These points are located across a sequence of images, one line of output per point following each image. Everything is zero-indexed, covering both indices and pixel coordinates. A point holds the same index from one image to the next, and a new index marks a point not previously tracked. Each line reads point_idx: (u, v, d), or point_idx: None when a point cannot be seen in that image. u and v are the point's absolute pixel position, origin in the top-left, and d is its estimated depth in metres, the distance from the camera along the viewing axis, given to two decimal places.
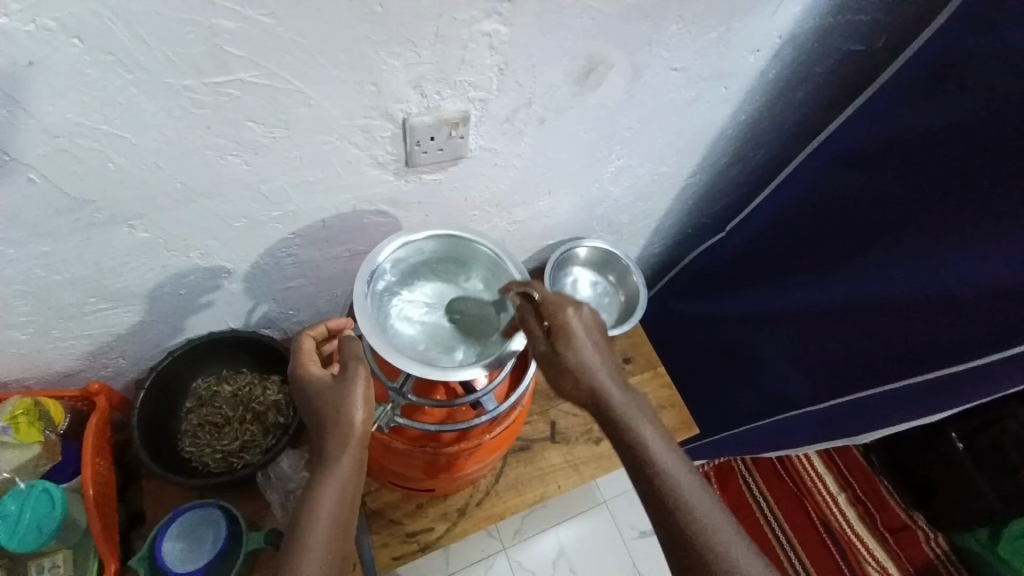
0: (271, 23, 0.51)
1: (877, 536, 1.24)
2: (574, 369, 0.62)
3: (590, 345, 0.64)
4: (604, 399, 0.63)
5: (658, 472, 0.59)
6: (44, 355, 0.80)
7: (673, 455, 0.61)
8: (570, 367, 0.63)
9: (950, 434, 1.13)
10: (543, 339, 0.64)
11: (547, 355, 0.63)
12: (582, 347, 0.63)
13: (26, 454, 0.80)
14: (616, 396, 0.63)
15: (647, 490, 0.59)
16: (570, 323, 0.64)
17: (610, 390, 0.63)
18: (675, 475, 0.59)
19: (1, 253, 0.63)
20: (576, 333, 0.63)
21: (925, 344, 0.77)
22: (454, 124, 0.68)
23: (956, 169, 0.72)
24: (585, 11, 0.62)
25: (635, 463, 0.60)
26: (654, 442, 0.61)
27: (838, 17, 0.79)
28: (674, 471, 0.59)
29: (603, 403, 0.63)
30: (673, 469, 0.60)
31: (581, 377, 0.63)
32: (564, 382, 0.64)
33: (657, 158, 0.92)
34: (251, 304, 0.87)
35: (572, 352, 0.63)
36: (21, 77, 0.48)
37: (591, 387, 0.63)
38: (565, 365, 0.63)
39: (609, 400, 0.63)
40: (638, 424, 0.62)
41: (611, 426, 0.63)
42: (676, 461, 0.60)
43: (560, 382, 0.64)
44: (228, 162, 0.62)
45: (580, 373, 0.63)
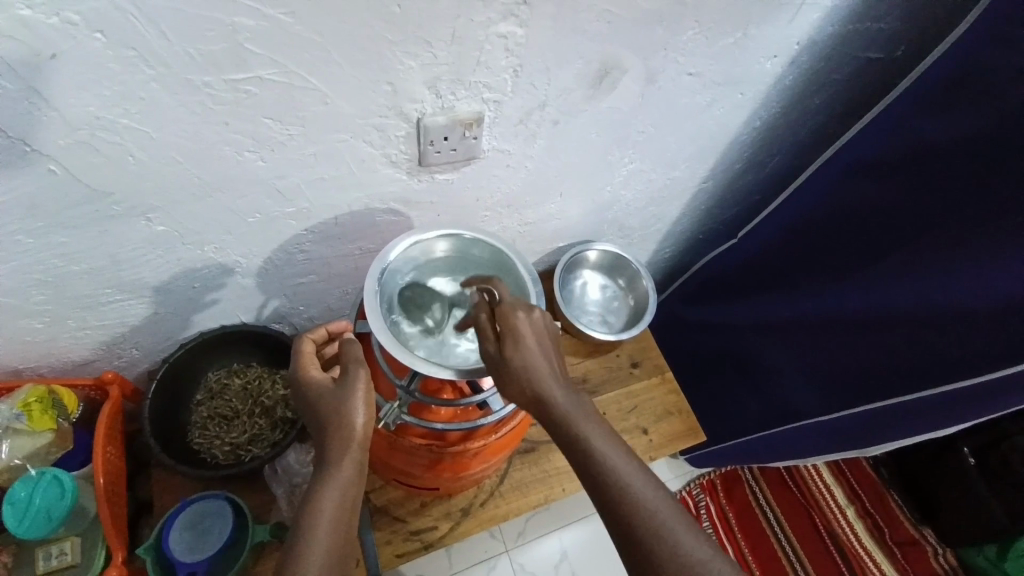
0: (290, 22, 0.51)
1: (885, 550, 1.22)
2: (519, 373, 0.57)
3: (534, 346, 0.59)
4: (552, 404, 0.57)
5: (614, 480, 0.54)
6: (58, 345, 0.80)
7: (631, 462, 0.56)
8: (514, 370, 0.58)
9: (962, 449, 1.12)
10: (494, 343, 0.60)
11: (496, 359, 0.59)
12: (527, 349, 0.58)
13: (39, 441, 0.81)
14: (563, 402, 0.57)
15: (602, 500, 0.55)
16: (520, 323, 0.59)
17: (560, 395, 0.58)
18: (631, 482, 0.54)
19: (20, 242, 0.63)
20: (524, 333, 0.59)
21: (938, 358, 0.76)
22: (468, 125, 0.69)
23: (974, 181, 0.72)
24: (602, 14, 0.62)
25: (587, 472, 0.55)
26: (609, 450, 0.56)
27: (856, 25, 0.79)
28: (630, 478, 0.55)
29: (550, 409, 0.57)
30: (629, 475, 0.55)
31: (526, 383, 0.58)
32: (510, 387, 0.58)
33: (670, 163, 0.91)
34: (262, 299, 0.88)
35: (520, 353, 0.58)
36: (45, 69, 0.48)
37: (534, 393, 0.58)
38: (510, 369, 0.58)
39: (556, 406, 0.57)
40: (591, 432, 0.56)
41: (561, 435, 0.57)
42: (634, 466, 0.56)
43: (508, 388, 0.59)
44: (245, 157, 0.63)
45: (524, 378, 0.57)
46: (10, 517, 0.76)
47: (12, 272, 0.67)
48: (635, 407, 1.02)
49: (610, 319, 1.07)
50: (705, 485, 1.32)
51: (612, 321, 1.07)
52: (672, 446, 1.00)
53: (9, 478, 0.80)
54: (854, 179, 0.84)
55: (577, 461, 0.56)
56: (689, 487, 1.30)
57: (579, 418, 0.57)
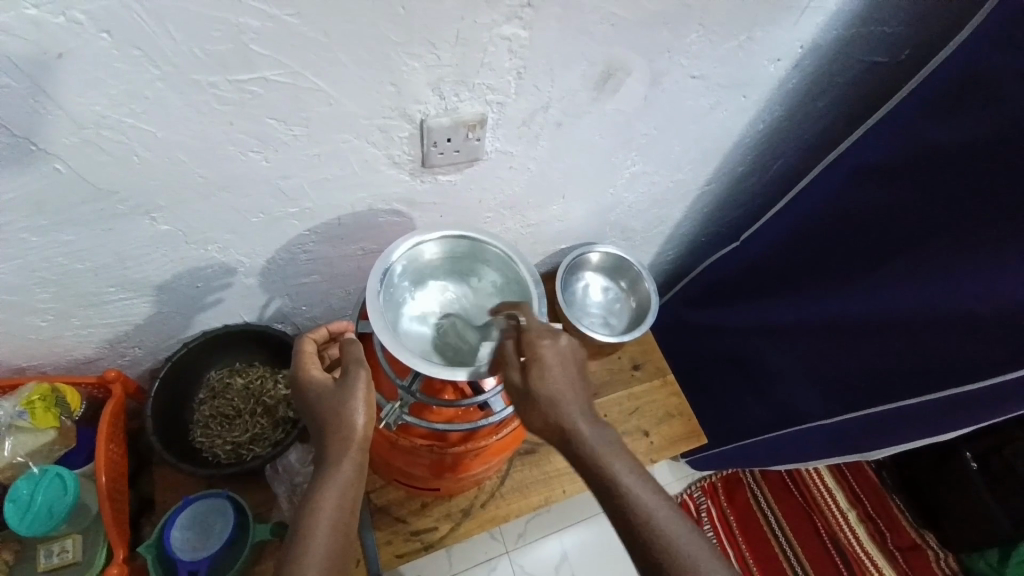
0: (296, 23, 0.51)
1: (886, 554, 1.22)
2: (544, 403, 0.57)
3: (560, 376, 0.59)
4: (578, 438, 0.57)
5: (641, 515, 0.55)
6: (62, 342, 0.81)
7: (658, 496, 0.56)
8: (540, 401, 0.57)
9: (964, 454, 1.11)
10: (516, 370, 0.60)
11: (519, 387, 0.59)
12: (552, 378, 0.58)
13: (42, 438, 0.81)
14: (590, 436, 0.57)
15: (630, 535, 0.55)
16: (545, 351, 0.59)
17: (586, 428, 0.57)
18: (659, 517, 0.55)
19: (25, 240, 0.64)
20: (550, 362, 0.59)
21: (940, 362, 0.76)
22: (472, 126, 0.69)
23: (979, 185, 0.71)
24: (606, 16, 0.62)
25: (615, 506, 0.56)
26: (636, 484, 0.56)
27: (861, 28, 0.78)
28: (657, 513, 0.55)
29: (576, 444, 0.57)
30: (656, 509, 0.55)
31: (552, 415, 0.57)
32: (535, 417, 0.58)
33: (674, 165, 0.91)
34: (265, 298, 0.88)
35: (544, 383, 0.58)
36: (52, 68, 0.49)
37: (560, 425, 0.57)
38: (535, 400, 0.58)
39: (584, 440, 0.57)
40: (617, 465, 0.56)
41: (588, 470, 0.57)
42: (661, 501, 0.56)
43: (532, 419, 0.59)
44: (249, 157, 0.63)
45: (550, 410, 0.57)
46: (12, 515, 0.76)
47: (17, 269, 0.67)
48: (636, 410, 1.02)
49: (612, 321, 1.07)
50: (706, 487, 1.31)
51: (614, 323, 1.07)
52: (673, 449, 1.00)
53: (11, 475, 0.81)
54: (858, 182, 0.84)
55: (604, 496, 0.56)
56: (689, 490, 1.30)
57: (606, 451, 0.57)
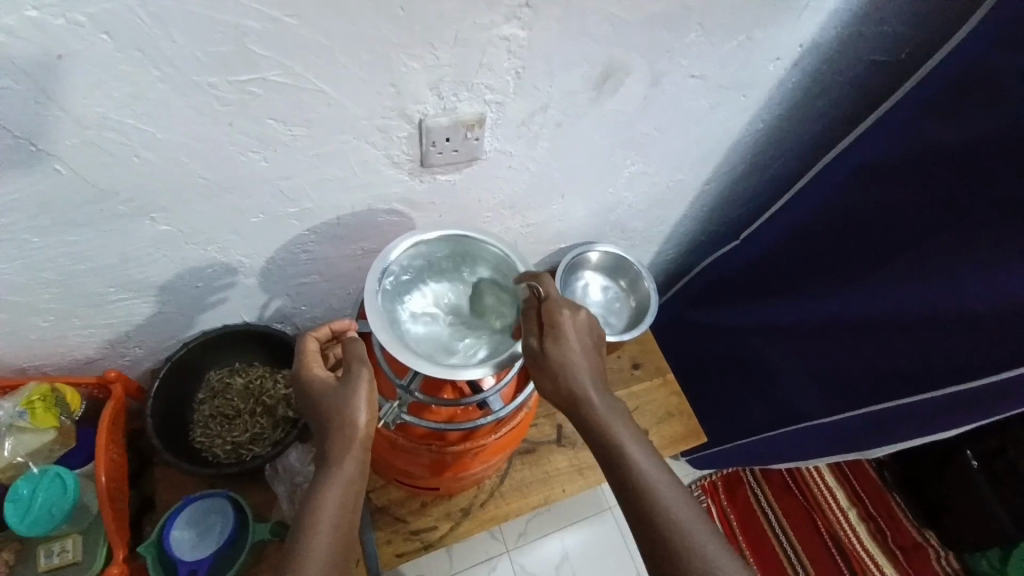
0: (296, 24, 0.51)
1: (887, 553, 1.22)
2: (558, 371, 0.62)
3: (576, 347, 0.63)
4: (591, 409, 0.61)
5: (642, 484, 0.58)
6: (64, 343, 0.81)
7: (658, 467, 0.60)
8: (555, 369, 0.62)
9: (966, 454, 1.11)
10: (538, 337, 0.64)
11: (536, 353, 0.63)
12: (571, 348, 0.63)
13: (43, 438, 0.81)
14: (600, 406, 0.62)
15: (630, 504, 0.58)
16: (564, 322, 0.63)
17: (596, 399, 0.62)
18: (659, 487, 0.58)
19: (26, 240, 0.64)
20: (568, 334, 0.63)
21: (942, 362, 0.76)
22: (471, 126, 0.69)
23: (979, 184, 0.71)
24: (607, 17, 0.62)
25: (619, 475, 0.60)
26: (638, 454, 0.60)
27: (861, 27, 0.78)
28: (658, 482, 0.58)
29: (586, 412, 0.62)
30: (657, 480, 0.58)
31: (565, 383, 0.62)
32: (551, 386, 0.62)
33: (674, 164, 0.91)
34: (265, 298, 0.88)
35: (561, 352, 0.62)
36: (52, 68, 0.49)
37: (573, 394, 0.62)
38: (552, 366, 0.62)
39: (594, 409, 0.61)
40: (623, 434, 0.61)
41: (596, 438, 0.61)
42: (662, 473, 0.59)
43: (546, 387, 0.63)
44: (249, 158, 0.63)
45: (563, 379, 0.62)
46: (13, 514, 0.77)
47: (18, 270, 0.67)
48: (636, 409, 1.02)
49: (612, 320, 1.06)
50: (707, 487, 1.32)
51: (614, 322, 1.06)
52: (673, 448, 1.00)
53: (12, 476, 0.81)
54: (858, 181, 0.84)
55: (609, 464, 0.60)
56: (690, 490, 1.30)
57: (613, 422, 0.61)
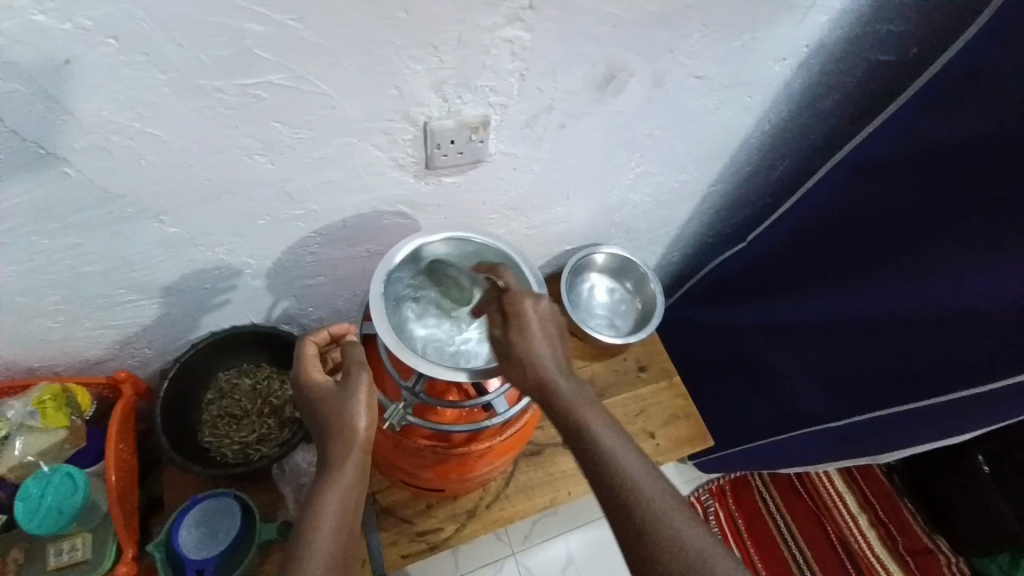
0: (298, 27, 0.52)
1: (897, 558, 1.21)
2: (524, 361, 0.60)
3: (540, 336, 0.61)
4: (559, 398, 0.59)
5: (613, 472, 0.56)
6: (73, 344, 0.82)
7: (630, 452, 0.57)
8: (520, 359, 0.60)
9: (975, 457, 1.10)
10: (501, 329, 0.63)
11: (502, 346, 0.62)
12: (534, 337, 0.61)
13: (51, 439, 0.82)
14: (569, 394, 0.59)
15: (603, 492, 0.56)
16: (525, 311, 0.62)
17: (564, 387, 0.60)
18: (629, 472, 0.55)
19: (36, 243, 0.65)
20: (529, 322, 0.62)
21: (950, 364, 0.75)
22: (475, 128, 0.69)
23: (987, 184, 0.71)
24: (607, 17, 0.62)
25: (590, 463, 0.57)
26: (609, 439, 0.57)
27: (867, 27, 0.78)
28: (629, 469, 0.56)
29: (555, 402, 0.59)
30: (628, 465, 0.56)
31: (531, 370, 0.60)
32: (517, 377, 0.61)
33: (679, 165, 0.91)
34: (272, 299, 0.89)
35: (525, 341, 0.61)
36: (59, 73, 0.49)
37: (540, 381, 0.60)
38: (517, 357, 0.61)
39: (562, 397, 0.59)
40: (592, 420, 0.58)
41: (565, 427, 0.59)
42: (633, 457, 0.57)
43: (514, 379, 0.61)
44: (254, 161, 0.64)
45: (529, 368, 0.60)
46: (23, 513, 0.78)
47: (27, 272, 0.68)
48: (641, 411, 1.02)
49: (618, 322, 1.07)
50: (715, 491, 1.31)
51: (620, 324, 1.07)
52: (678, 451, 1.00)
53: (21, 474, 0.82)
54: (865, 182, 0.84)
55: (580, 453, 0.58)
56: (697, 493, 1.30)
57: (582, 409, 0.58)
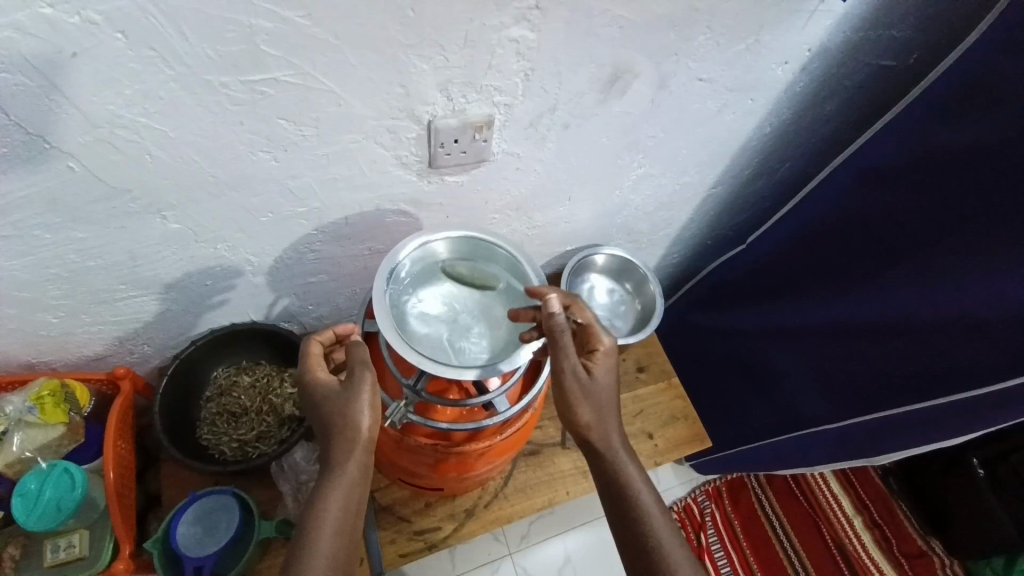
0: (307, 24, 0.52)
1: (892, 561, 1.21)
2: (596, 403, 0.63)
3: (612, 383, 0.65)
4: (615, 458, 0.64)
5: (651, 535, 0.61)
6: (73, 339, 0.82)
7: (667, 521, 0.62)
8: (592, 399, 0.63)
9: (971, 461, 1.11)
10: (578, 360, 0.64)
11: (579, 377, 0.63)
12: (609, 382, 0.64)
13: (50, 434, 0.82)
14: (623, 454, 0.64)
15: (634, 552, 0.61)
16: (606, 353, 0.65)
17: (620, 447, 0.64)
18: (664, 538, 0.61)
19: (38, 237, 0.64)
20: (608, 364, 0.65)
21: (947, 366, 0.75)
22: (479, 127, 0.69)
23: (986, 189, 0.71)
24: (614, 19, 0.62)
25: (630, 524, 0.62)
26: (651, 506, 0.62)
27: (869, 32, 0.79)
28: (665, 537, 0.61)
29: (610, 460, 0.64)
30: (664, 532, 0.61)
31: (591, 409, 0.63)
32: (583, 416, 0.63)
33: (681, 167, 0.91)
34: (273, 297, 0.88)
35: (603, 383, 0.64)
36: (66, 67, 0.49)
37: (591, 422, 0.64)
38: (591, 395, 0.63)
39: (617, 457, 0.64)
40: (639, 486, 0.63)
41: (612, 487, 0.63)
42: (667, 525, 0.62)
43: (578, 420, 0.64)
44: (258, 157, 0.64)
45: (599, 412, 0.64)
46: (20, 509, 0.77)
47: (27, 266, 0.68)
48: (641, 412, 1.02)
49: (618, 323, 1.06)
50: (710, 492, 1.31)
51: (619, 325, 1.06)
52: (677, 452, 1.00)
53: (20, 469, 0.82)
54: (864, 186, 0.84)
55: (622, 515, 0.63)
56: (694, 494, 1.30)
57: (629, 471, 0.64)
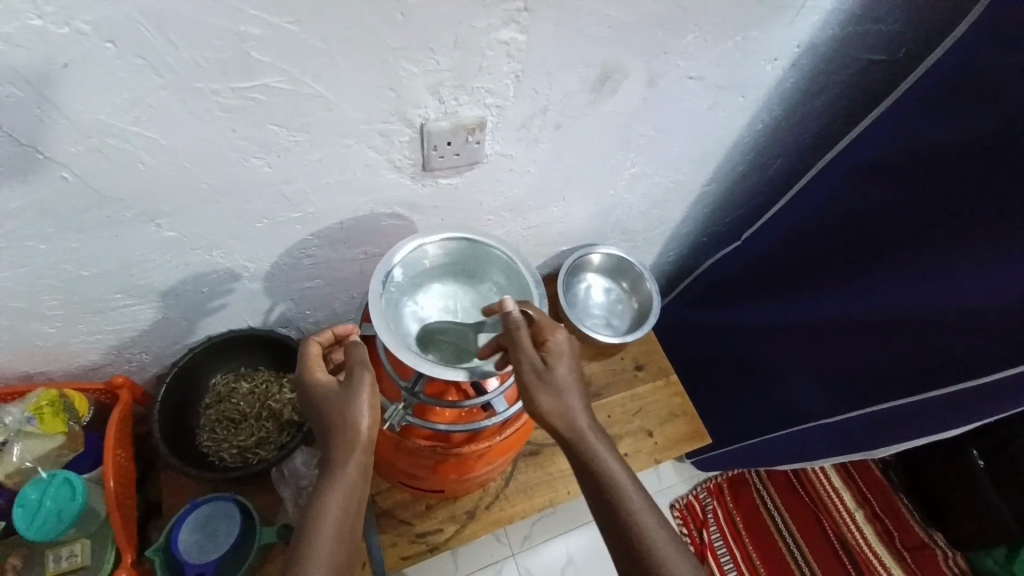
0: (296, 30, 0.52)
1: (894, 554, 1.21)
2: (556, 394, 0.61)
3: (570, 370, 0.63)
4: (584, 444, 0.61)
5: (629, 517, 0.59)
6: (71, 348, 0.82)
7: (645, 498, 0.60)
8: (552, 392, 0.61)
9: (971, 453, 1.11)
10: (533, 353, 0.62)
11: (535, 371, 0.61)
12: (567, 370, 0.63)
13: (50, 444, 0.82)
14: (593, 438, 0.61)
15: (617, 540, 0.60)
16: (559, 344, 0.63)
17: (587, 427, 0.62)
18: (643, 517, 0.59)
19: (33, 247, 0.65)
20: (563, 354, 0.63)
21: (944, 357, 0.76)
22: (471, 130, 0.69)
23: (976, 181, 0.72)
24: (602, 19, 0.63)
25: (607, 509, 0.60)
26: (630, 487, 0.60)
27: (857, 26, 0.79)
28: (646, 519, 0.59)
29: (579, 448, 0.61)
30: (639, 506, 0.60)
31: (552, 400, 0.61)
32: (547, 410, 0.61)
33: (673, 166, 0.92)
34: (269, 302, 0.89)
35: (560, 372, 0.62)
36: (57, 77, 0.50)
37: (554, 410, 0.61)
38: (550, 387, 0.61)
39: (586, 440, 0.61)
40: (615, 470, 0.61)
41: (584, 470, 0.61)
42: (646, 502, 0.60)
43: (541, 412, 0.61)
44: (252, 164, 0.64)
45: (560, 400, 0.61)
46: (21, 519, 0.77)
47: (22, 277, 0.68)
48: (640, 410, 1.02)
49: (614, 322, 1.07)
50: (713, 490, 1.31)
51: (616, 325, 1.07)
52: (678, 449, 1.00)
53: (20, 480, 0.82)
54: (855, 181, 0.84)
55: (597, 496, 0.61)
56: (695, 492, 1.30)
57: (600, 451, 0.61)
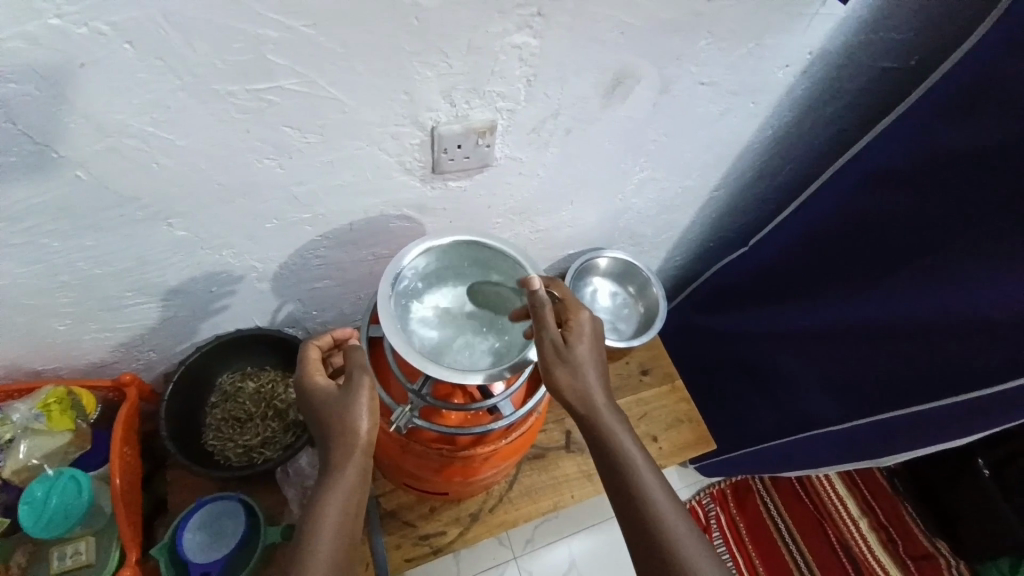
0: (313, 33, 0.52)
1: (898, 563, 1.20)
2: (573, 368, 0.62)
3: (589, 348, 0.64)
4: (598, 419, 0.62)
5: (640, 493, 0.59)
6: (81, 346, 0.82)
7: (657, 476, 0.61)
8: (569, 367, 0.62)
9: (978, 462, 1.10)
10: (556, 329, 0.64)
11: (556, 347, 0.63)
12: (586, 348, 0.64)
13: (57, 441, 0.82)
14: (608, 414, 0.63)
15: (627, 516, 0.60)
16: (582, 323, 0.65)
17: (602, 404, 0.63)
18: (653, 493, 0.59)
19: (46, 245, 0.65)
20: (584, 333, 0.64)
21: (953, 367, 0.75)
22: (483, 133, 0.70)
23: (988, 191, 0.71)
24: (616, 24, 0.63)
25: (618, 484, 0.61)
26: (642, 464, 0.61)
27: (870, 34, 0.79)
28: (657, 496, 0.59)
29: (593, 424, 0.63)
30: (650, 483, 0.60)
31: (570, 374, 0.62)
32: (563, 384, 0.62)
33: (683, 171, 0.92)
34: (278, 302, 0.89)
35: (580, 350, 0.63)
36: (75, 77, 0.50)
37: (571, 385, 0.62)
38: (568, 361, 0.62)
39: (601, 416, 0.63)
40: (627, 446, 0.62)
41: (599, 447, 0.62)
42: (657, 480, 0.60)
43: (558, 386, 0.63)
44: (265, 165, 0.64)
45: (577, 376, 0.62)
46: (27, 517, 0.78)
47: (35, 275, 0.68)
48: (645, 415, 1.02)
49: (620, 325, 1.06)
50: (716, 495, 1.33)
51: (622, 328, 1.06)
52: (682, 455, 1.00)
53: (27, 477, 0.82)
54: (866, 189, 0.84)
55: (610, 472, 0.62)
56: (698, 497, 1.32)
57: (615, 428, 0.62)
